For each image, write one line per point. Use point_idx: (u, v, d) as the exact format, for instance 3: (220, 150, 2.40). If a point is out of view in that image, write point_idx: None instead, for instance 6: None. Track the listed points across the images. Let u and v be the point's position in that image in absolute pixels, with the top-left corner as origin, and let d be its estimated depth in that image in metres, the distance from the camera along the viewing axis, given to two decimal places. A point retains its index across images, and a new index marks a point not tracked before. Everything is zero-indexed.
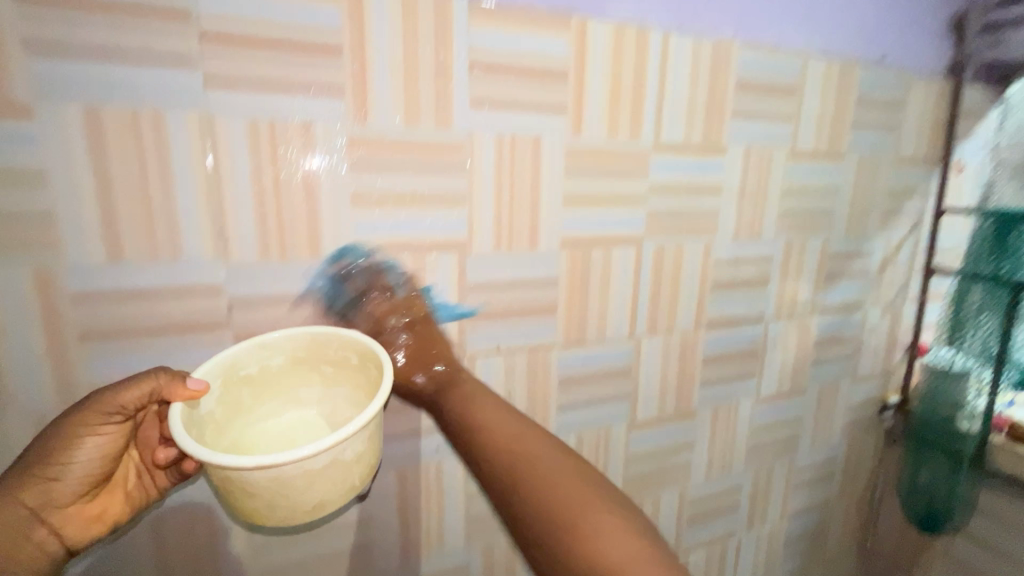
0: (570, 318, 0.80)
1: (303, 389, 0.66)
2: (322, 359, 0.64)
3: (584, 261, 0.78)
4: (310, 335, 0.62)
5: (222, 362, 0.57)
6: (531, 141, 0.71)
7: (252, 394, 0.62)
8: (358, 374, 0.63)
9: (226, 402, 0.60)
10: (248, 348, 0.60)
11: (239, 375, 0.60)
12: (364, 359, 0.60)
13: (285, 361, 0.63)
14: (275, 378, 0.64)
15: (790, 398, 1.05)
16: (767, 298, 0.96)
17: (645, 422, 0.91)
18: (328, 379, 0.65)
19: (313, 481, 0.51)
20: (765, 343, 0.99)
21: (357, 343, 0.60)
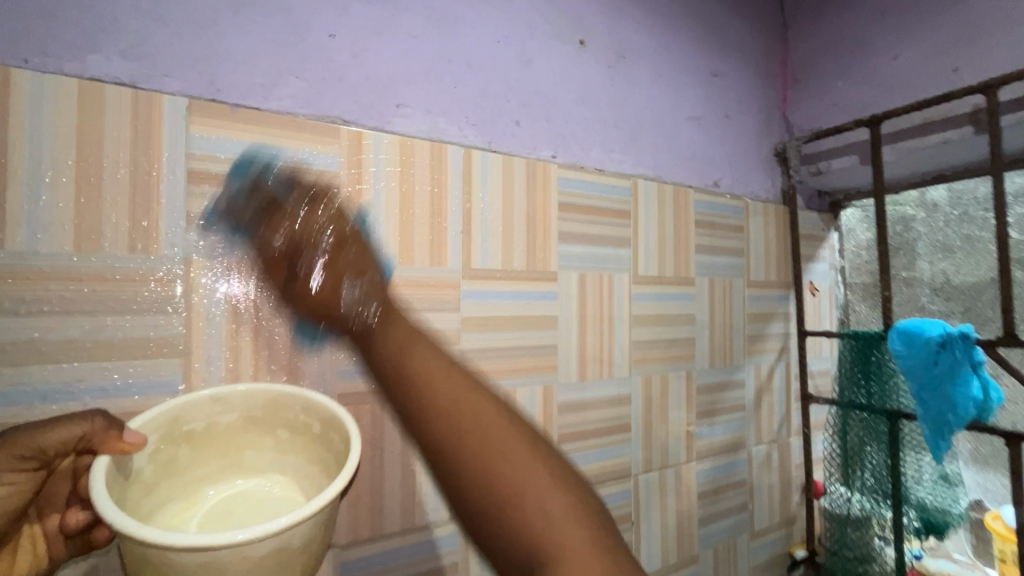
0: (359, 502, 0.58)
1: (252, 454, 0.51)
2: (279, 423, 0.50)
3: (375, 420, 0.60)
4: (269, 393, 0.48)
5: (159, 416, 0.44)
6: (287, 269, 0.55)
7: (191, 456, 0.48)
8: (318, 448, 0.49)
9: (153, 462, 0.45)
10: (199, 399, 0.47)
11: (179, 431, 0.46)
12: (327, 427, 0.46)
13: (237, 419, 0.49)
14: (220, 438, 0.49)
15: (680, 570, 0.85)
16: (633, 445, 0.81)
17: None
18: (284, 447, 0.51)
19: (253, 575, 0.36)
20: (639, 503, 0.81)
21: (324, 406, 0.47)
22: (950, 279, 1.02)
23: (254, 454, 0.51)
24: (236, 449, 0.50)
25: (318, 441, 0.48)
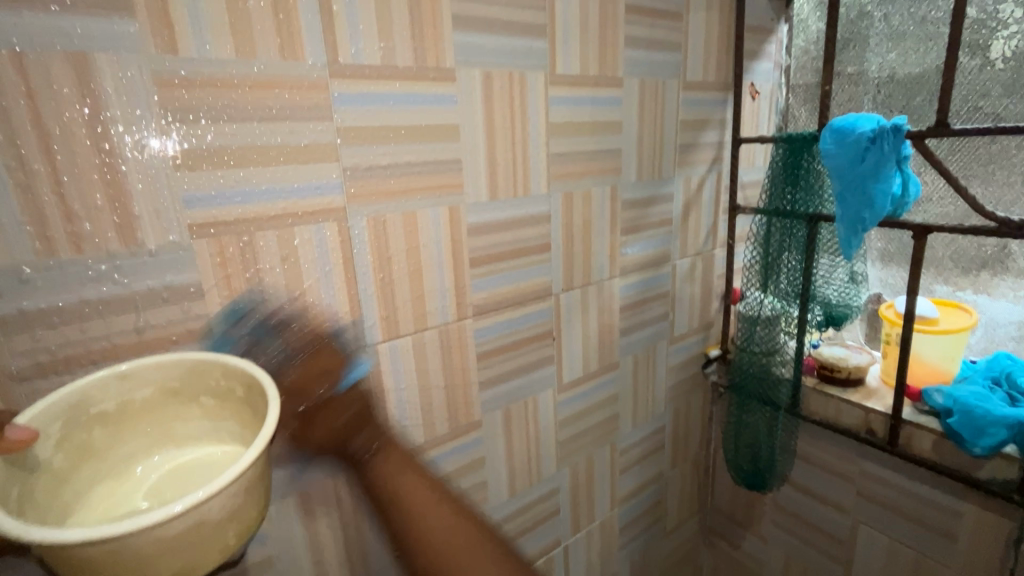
0: (243, 336, 0.54)
1: (182, 424, 0.49)
2: (204, 390, 0.48)
3: (243, 250, 0.52)
4: (187, 360, 0.46)
5: (60, 401, 0.40)
6: (68, 64, 0.42)
7: (109, 438, 0.45)
8: (247, 412, 0.47)
9: (66, 451, 0.41)
10: (102, 379, 0.43)
11: (88, 414, 0.43)
12: (252, 390, 0.45)
13: (155, 393, 0.46)
14: (142, 416, 0.46)
15: (603, 376, 0.91)
16: (553, 266, 0.78)
17: (407, 452, 0.69)
18: (213, 414, 0.49)
19: (175, 550, 0.34)
20: (561, 320, 0.81)
21: (241, 367, 0.45)
22: (895, 72, 0.95)
23: (183, 422, 0.48)
24: (161, 422, 0.48)
25: (246, 405, 0.46)
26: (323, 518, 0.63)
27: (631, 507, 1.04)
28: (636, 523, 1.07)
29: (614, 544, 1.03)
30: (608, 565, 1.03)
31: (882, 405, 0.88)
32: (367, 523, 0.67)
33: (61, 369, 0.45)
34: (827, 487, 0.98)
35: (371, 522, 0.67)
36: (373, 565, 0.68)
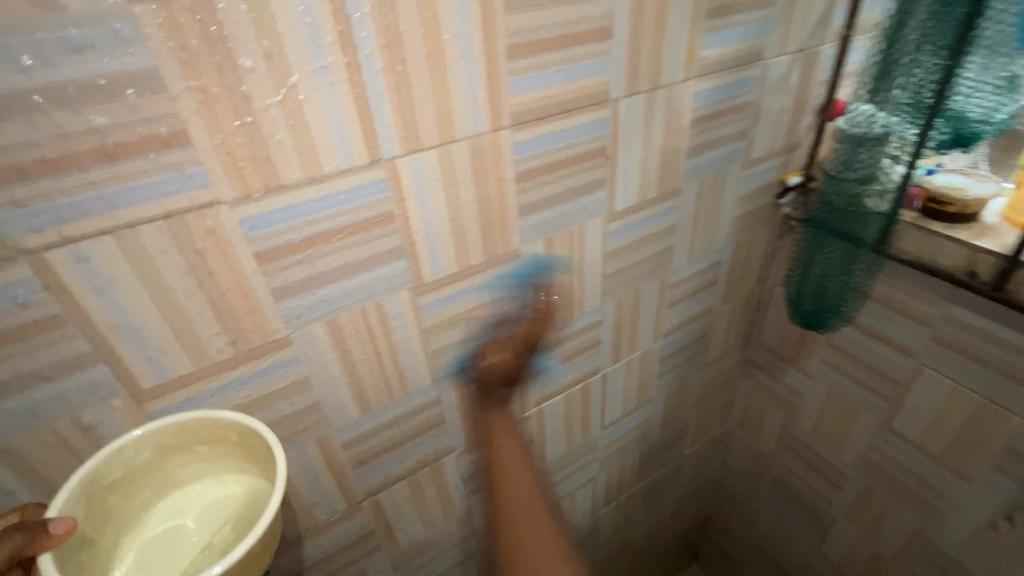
0: (230, 146, 0.44)
1: (182, 470, 0.53)
2: (196, 440, 0.51)
3: (207, 25, 0.40)
4: (178, 421, 0.49)
5: (75, 484, 0.44)
6: None
7: (122, 499, 0.49)
8: (243, 451, 0.52)
9: (93, 520, 0.46)
10: (105, 457, 0.46)
11: (102, 486, 0.47)
12: (246, 435, 0.50)
13: (153, 452, 0.50)
14: (147, 473, 0.50)
15: (660, 204, 0.79)
16: (614, 60, 0.61)
17: (438, 281, 0.63)
18: (210, 457, 0.53)
19: None
20: (617, 135, 0.67)
21: (234, 419, 0.50)
22: None
23: (182, 469, 0.52)
24: (164, 473, 0.52)
25: (242, 447, 0.52)
26: (354, 344, 0.60)
27: (675, 340, 1.01)
28: (677, 355, 1.05)
29: (653, 373, 1.03)
30: (644, 391, 1.05)
31: (996, 245, 0.74)
32: (401, 350, 0.65)
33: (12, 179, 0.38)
34: (897, 330, 0.90)
35: (406, 349, 0.65)
36: (411, 388, 0.69)
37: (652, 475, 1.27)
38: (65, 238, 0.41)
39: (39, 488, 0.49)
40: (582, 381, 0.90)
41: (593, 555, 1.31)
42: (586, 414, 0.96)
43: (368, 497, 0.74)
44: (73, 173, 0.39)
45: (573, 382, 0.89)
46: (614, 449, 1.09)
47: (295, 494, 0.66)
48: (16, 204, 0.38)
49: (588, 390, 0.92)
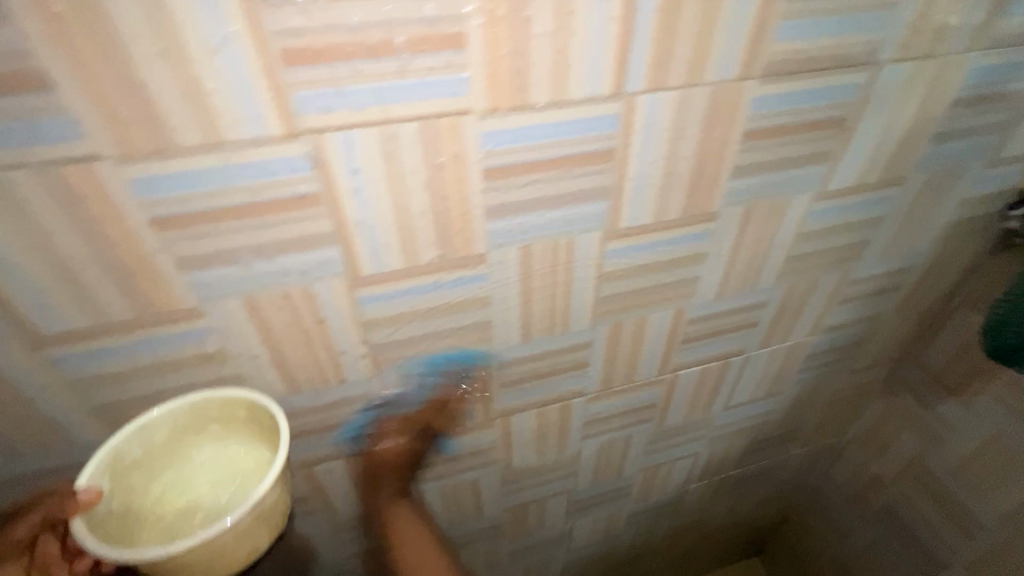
0: (496, 57, 0.43)
1: (196, 450, 0.58)
2: (208, 421, 0.57)
3: None
4: (188, 401, 0.54)
5: (98, 459, 0.50)
6: None
7: (145, 476, 0.55)
8: (250, 427, 0.58)
9: (117, 495, 0.53)
10: (127, 435, 0.52)
11: (124, 463, 0.53)
12: (252, 409, 0.55)
13: (168, 432, 0.55)
14: (163, 453, 0.56)
15: (876, 192, 0.70)
16: (897, 17, 0.53)
17: (631, 230, 0.61)
18: (222, 436, 0.58)
19: (241, 539, 0.50)
20: (865, 106, 0.59)
21: (243, 395, 0.54)
22: None
23: (196, 450, 0.58)
24: (181, 454, 0.57)
25: (249, 421, 0.57)
26: (537, 275, 0.61)
27: (829, 339, 0.94)
28: (824, 355, 0.97)
29: (793, 368, 0.97)
30: (777, 383, 0.99)
31: None
32: (575, 289, 0.65)
33: (315, 60, 0.39)
34: None
35: (579, 290, 0.65)
36: (570, 328, 0.69)
37: (750, 467, 1.24)
38: (341, 124, 0.43)
39: (265, 340, 0.56)
40: (722, 359, 0.86)
41: (667, 523, 1.32)
42: (714, 391, 0.93)
43: (502, 416, 0.78)
44: (361, 61, 0.40)
45: (714, 358, 0.86)
46: (727, 431, 1.07)
47: (447, 396, 0.71)
48: (313, 84, 0.40)
49: (725, 369, 0.89)
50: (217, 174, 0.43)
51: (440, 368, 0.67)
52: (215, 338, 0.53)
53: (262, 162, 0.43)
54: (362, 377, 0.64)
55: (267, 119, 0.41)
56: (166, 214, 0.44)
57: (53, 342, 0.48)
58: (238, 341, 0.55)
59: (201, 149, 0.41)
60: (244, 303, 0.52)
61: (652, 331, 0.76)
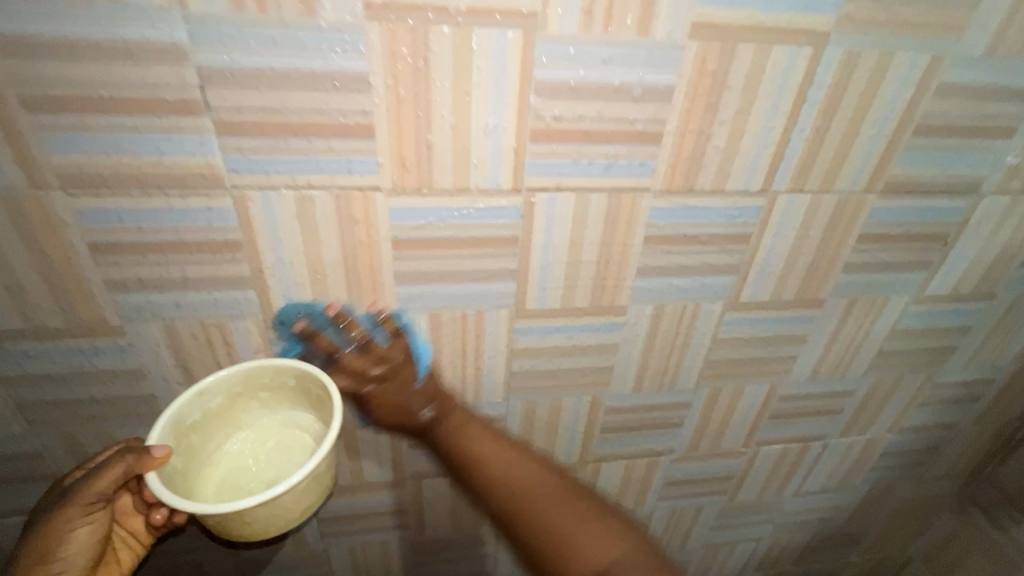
0: (680, 152, 0.55)
1: (246, 415, 0.58)
2: (259, 387, 0.57)
3: (721, 60, 0.50)
4: (243, 368, 0.55)
5: (165, 422, 0.51)
6: None
7: (202, 438, 0.55)
8: (299, 397, 0.58)
9: (180, 454, 0.53)
10: (187, 399, 0.53)
11: (186, 426, 0.53)
12: (302, 378, 0.55)
13: (224, 396, 0.56)
14: (218, 416, 0.56)
15: (966, 303, 0.78)
16: (1000, 159, 0.63)
17: (749, 304, 0.70)
18: (270, 403, 0.59)
19: (300, 496, 0.50)
20: (964, 227, 0.69)
21: (294, 365, 0.55)
22: None
23: (246, 414, 0.58)
24: (233, 416, 0.58)
25: (298, 390, 0.57)
26: (662, 332, 0.70)
27: (905, 440, 0.97)
28: (898, 456, 1.00)
29: (866, 464, 0.99)
30: (849, 478, 1.02)
31: None
32: (689, 351, 0.73)
33: (552, 141, 0.52)
34: None
35: (692, 352, 0.73)
36: (676, 386, 0.77)
37: (809, 567, 1.22)
38: (554, 188, 0.55)
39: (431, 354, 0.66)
40: (803, 441, 0.91)
41: None
42: (789, 474, 0.97)
43: (594, 462, 0.84)
44: (584, 143, 0.53)
45: (795, 439, 0.90)
46: (794, 520, 1.08)
47: (555, 433, 0.78)
48: (546, 156, 0.53)
49: (803, 452, 0.93)
50: (450, 213, 0.55)
51: (559, 404, 0.75)
52: None
53: (485, 208, 0.55)
54: (493, 401, 0.72)
55: (502, 179, 0.54)
56: (407, 239, 0.56)
57: (283, 326, 0.60)
58: None
59: (447, 192, 0.53)
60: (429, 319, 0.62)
61: (744, 402, 0.82)
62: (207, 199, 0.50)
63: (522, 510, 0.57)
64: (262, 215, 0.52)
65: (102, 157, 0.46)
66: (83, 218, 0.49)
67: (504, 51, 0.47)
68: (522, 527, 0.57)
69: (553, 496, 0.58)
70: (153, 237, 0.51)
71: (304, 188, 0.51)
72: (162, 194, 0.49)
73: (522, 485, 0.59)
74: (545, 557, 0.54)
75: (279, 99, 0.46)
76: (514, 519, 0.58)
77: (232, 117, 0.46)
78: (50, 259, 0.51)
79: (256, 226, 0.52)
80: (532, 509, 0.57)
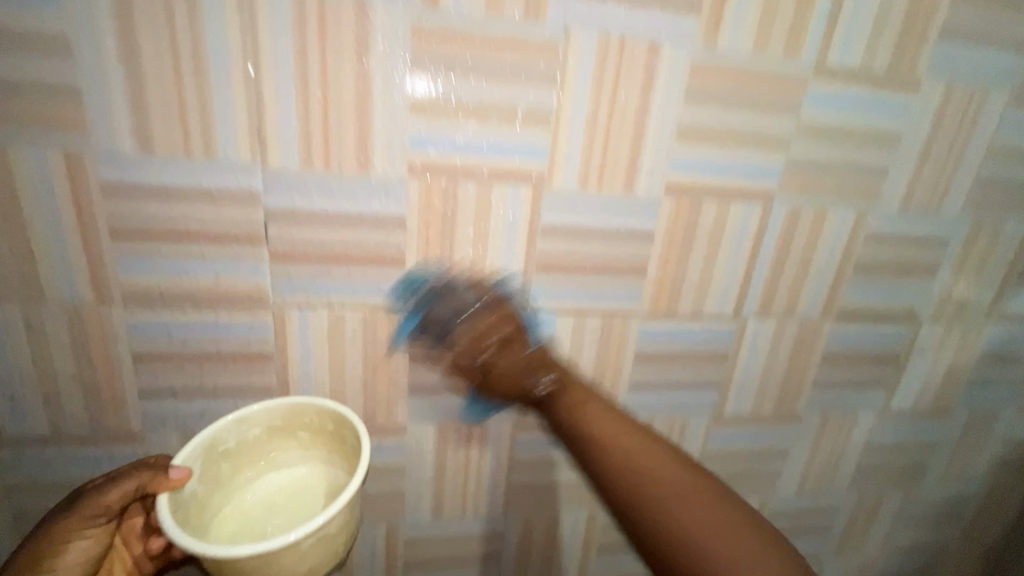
0: (661, 283, 0.65)
1: (283, 453, 0.58)
2: (299, 426, 0.57)
3: (690, 212, 0.62)
4: (286, 404, 0.55)
5: (199, 443, 0.51)
6: (646, 49, 0.54)
7: (233, 469, 0.55)
8: (333, 444, 0.57)
9: (206, 480, 0.52)
10: (227, 424, 0.53)
11: (219, 452, 0.53)
12: (340, 425, 0.54)
13: (263, 430, 0.56)
14: (255, 449, 0.56)
15: (927, 420, 0.85)
16: (929, 292, 0.74)
17: (732, 419, 0.76)
18: (307, 445, 0.58)
19: (300, 559, 0.45)
20: (912, 350, 0.78)
21: (333, 410, 0.54)
22: None
23: (282, 452, 0.58)
24: (267, 452, 0.57)
25: (335, 436, 0.56)
26: None
27: (898, 561, 0.97)
28: None
29: None
30: None
31: None
32: None
33: (555, 272, 0.61)
34: None
35: None
36: None
37: None
38: (555, 312, 0.63)
39: (435, 465, 0.68)
40: None
41: None
42: None
43: None
44: (580, 274, 0.62)
45: None
46: None
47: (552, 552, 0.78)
48: (550, 285, 0.62)
49: None
50: None
51: (557, 520, 0.75)
52: (403, 455, 0.66)
53: None
54: (493, 515, 0.73)
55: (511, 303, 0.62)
56: (424, 353, 0.62)
57: None
58: (418, 462, 0.67)
59: None
60: (436, 430, 0.66)
61: None
62: (251, 315, 0.56)
63: (632, 480, 0.48)
64: (297, 331, 0.58)
65: (167, 278, 0.53)
66: (135, 331, 0.55)
67: (517, 202, 0.57)
68: (631, 493, 0.48)
69: (642, 449, 0.50)
70: (195, 348, 0.56)
71: (338, 308, 0.58)
72: (212, 310, 0.55)
73: (630, 457, 0.49)
74: (666, 534, 0.45)
75: (327, 235, 0.55)
76: (624, 493, 0.49)
77: (285, 248, 0.54)
78: (94, 368, 0.55)
79: (290, 341, 0.58)
80: (635, 462, 0.49)
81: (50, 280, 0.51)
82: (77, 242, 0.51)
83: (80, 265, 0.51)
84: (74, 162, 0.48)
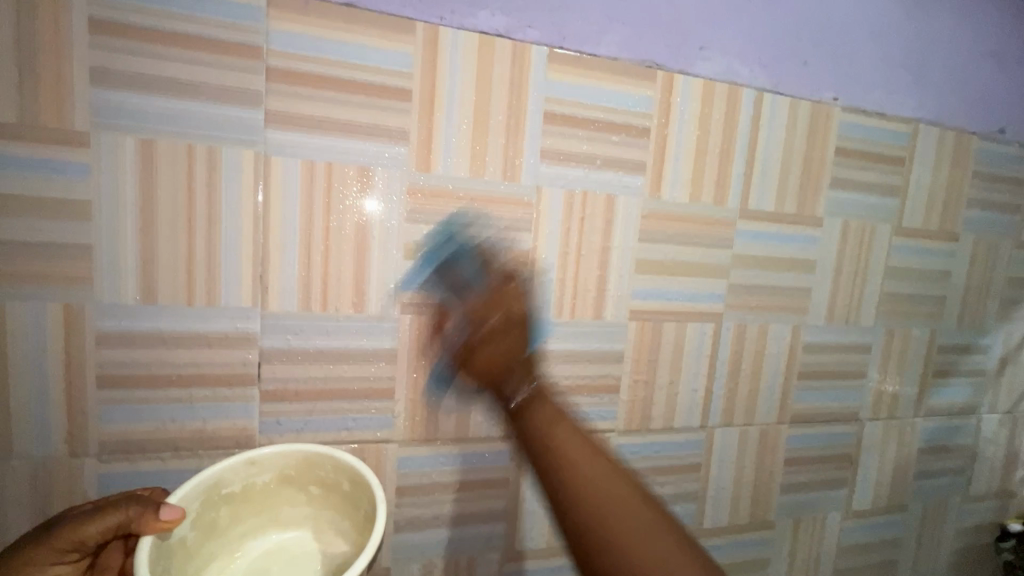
0: (633, 399, 0.70)
1: (289, 509, 0.52)
2: (312, 479, 0.51)
3: (653, 333, 0.69)
4: (303, 451, 0.50)
5: (202, 481, 0.46)
6: (604, 200, 0.64)
7: (230, 518, 0.49)
8: (347, 508, 0.50)
9: (198, 527, 0.46)
10: (235, 465, 0.48)
11: (221, 495, 0.48)
12: (357, 486, 0.48)
13: (274, 478, 0.50)
14: (261, 497, 0.50)
15: (887, 516, 0.89)
16: (864, 393, 0.83)
17: (712, 530, 0.77)
18: (318, 502, 0.52)
19: None
20: (861, 448, 0.85)
21: (351, 469, 0.48)
22: None
23: (290, 507, 0.52)
24: (271, 506, 0.51)
25: (349, 498, 0.49)
26: None
27: None
28: None
29: None
30: None
31: None
32: None
33: None
34: None
35: None
36: None
37: None
38: None
39: None
40: None
41: None
42: None
43: None
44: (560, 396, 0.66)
45: None
46: None
47: None
48: None
49: None
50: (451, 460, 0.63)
51: None
52: None
53: (480, 453, 0.64)
54: None
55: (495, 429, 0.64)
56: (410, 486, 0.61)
57: None
58: None
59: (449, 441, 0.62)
60: (421, 568, 0.63)
61: None
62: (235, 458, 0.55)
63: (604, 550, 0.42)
64: None
65: (151, 424, 0.52)
66: (107, 484, 0.52)
67: None
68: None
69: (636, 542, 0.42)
70: None
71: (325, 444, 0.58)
72: (194, 455, 0.54)
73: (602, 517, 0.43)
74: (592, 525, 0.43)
75: (319, 372, 0.57)
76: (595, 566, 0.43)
77: (277, 388, 0.55)
78: None
79: None
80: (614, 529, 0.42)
81: (21, 434, 0.49)
82: (59, 392, 0.50)
83: (58, 416, 0.50)
84: (72, 314, 0.49)
